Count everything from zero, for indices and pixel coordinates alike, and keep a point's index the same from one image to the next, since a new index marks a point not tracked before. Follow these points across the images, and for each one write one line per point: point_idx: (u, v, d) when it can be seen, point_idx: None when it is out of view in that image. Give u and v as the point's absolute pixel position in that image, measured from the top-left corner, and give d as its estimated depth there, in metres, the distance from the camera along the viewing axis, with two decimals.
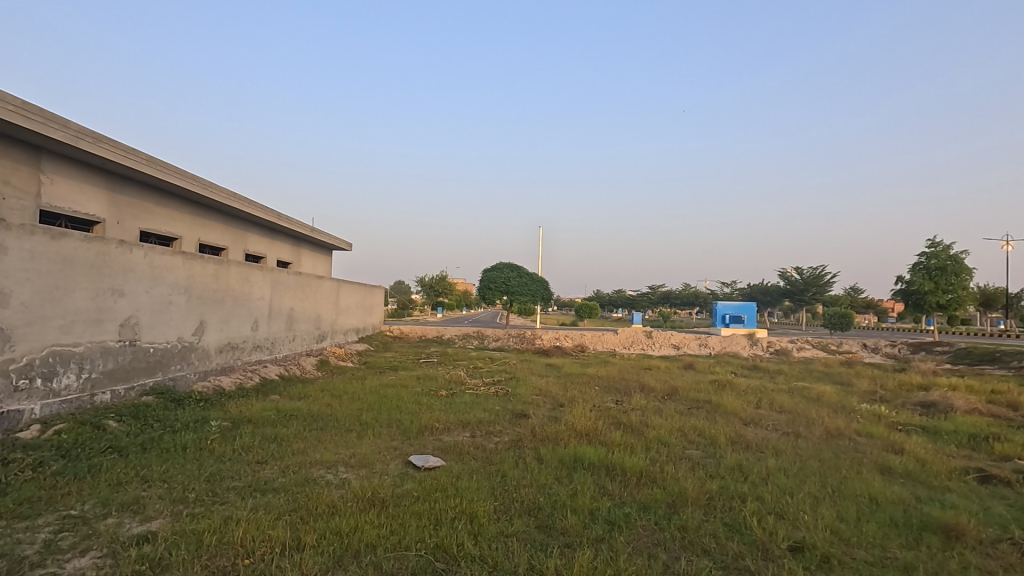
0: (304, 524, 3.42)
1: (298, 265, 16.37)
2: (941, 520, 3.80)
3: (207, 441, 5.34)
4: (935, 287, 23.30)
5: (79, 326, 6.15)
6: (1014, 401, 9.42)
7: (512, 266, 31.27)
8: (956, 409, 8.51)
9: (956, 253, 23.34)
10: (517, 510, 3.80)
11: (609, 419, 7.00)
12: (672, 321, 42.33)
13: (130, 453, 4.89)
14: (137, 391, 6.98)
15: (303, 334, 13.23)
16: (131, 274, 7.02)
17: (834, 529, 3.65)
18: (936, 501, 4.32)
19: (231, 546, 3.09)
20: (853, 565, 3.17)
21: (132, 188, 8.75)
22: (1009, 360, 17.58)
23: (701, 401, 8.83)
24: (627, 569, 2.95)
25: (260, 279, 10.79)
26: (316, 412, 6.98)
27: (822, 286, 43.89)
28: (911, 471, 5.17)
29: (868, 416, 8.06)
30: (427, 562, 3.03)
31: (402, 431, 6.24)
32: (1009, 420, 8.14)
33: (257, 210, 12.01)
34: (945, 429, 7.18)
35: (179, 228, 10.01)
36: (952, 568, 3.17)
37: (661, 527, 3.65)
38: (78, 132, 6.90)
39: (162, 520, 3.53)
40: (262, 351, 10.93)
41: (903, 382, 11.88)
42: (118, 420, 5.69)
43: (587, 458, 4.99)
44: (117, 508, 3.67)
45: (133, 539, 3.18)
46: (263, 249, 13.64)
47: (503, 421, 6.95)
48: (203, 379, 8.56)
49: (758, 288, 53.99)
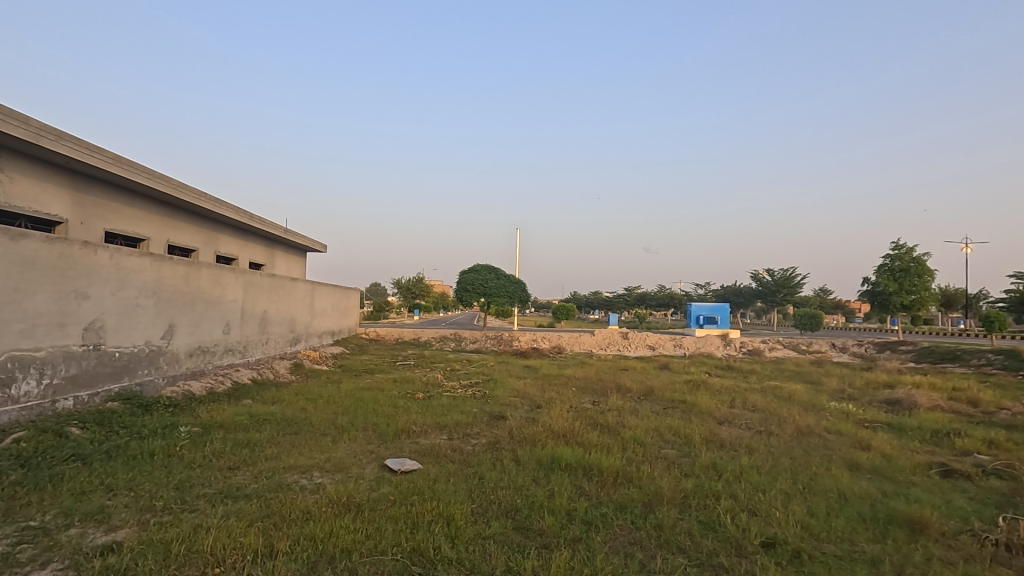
0: (278, 530, 3.36)
1: (271, 266, 16.06)
2: (906, 513, 3.92)
3: (177, 447, 5.20)
4: (899, 287, 24.05)
5: (41, 329, 5.92)
6: (974, 398, 9.75)
7: (490, 266, 31.06)
8: (919, 406, 8.78)
9: (918, 256, 24.26)
10: (495, 513, 3.79)
11: (587, 419, 7.05)
12: (647, 321, 42.79)
13: (95, 461, 4.73)
14: (102, 397, 6.76)
15: (276, 337, 13.00)
16: (95, 277, 6.79)
17: (804, 524, 3.74)
18: (902, 496, 4.45)
19: (201, 555, 3.01)
20: (823, 560, 3.24)
21: (97, 187, 8.49)
22: (969, 358, 18.21)
23: (676, 401, 8.96)
24: (604, 569, 2.96)
25: (231, 280, 10.55)
26: (289, 417, 6.84)
27: (792, 286, 44.90)
28: (877, 467, 5.32)
29: (836, 414, 8.26)
30: (405, 566, 3.01)
31: (378, 434, 6.18)
32: (969, 416, 8.41)
33: (228, 210, 11.75)
34: (909, 426, 7.41)
35: (147, 228, 9.76)
36: (916, 560, 3.26)
37: (638, 526, 3.68)
38: (40, 129, 6.67)
39: (129, 530, 3.42)
40: (234, 354, 10.69)
41: (870, 380, 12.21)
42: (82, 428, 5.51)
43: (564, 458, 5.02)
44: (80, 518, 3.55)
45: (97, 550, 3.07)
46: (234, 250, 13.35)
47: (481, 423, 6.95)
48: (173, 383, 8.33)
49: (733, 289, 55.22)
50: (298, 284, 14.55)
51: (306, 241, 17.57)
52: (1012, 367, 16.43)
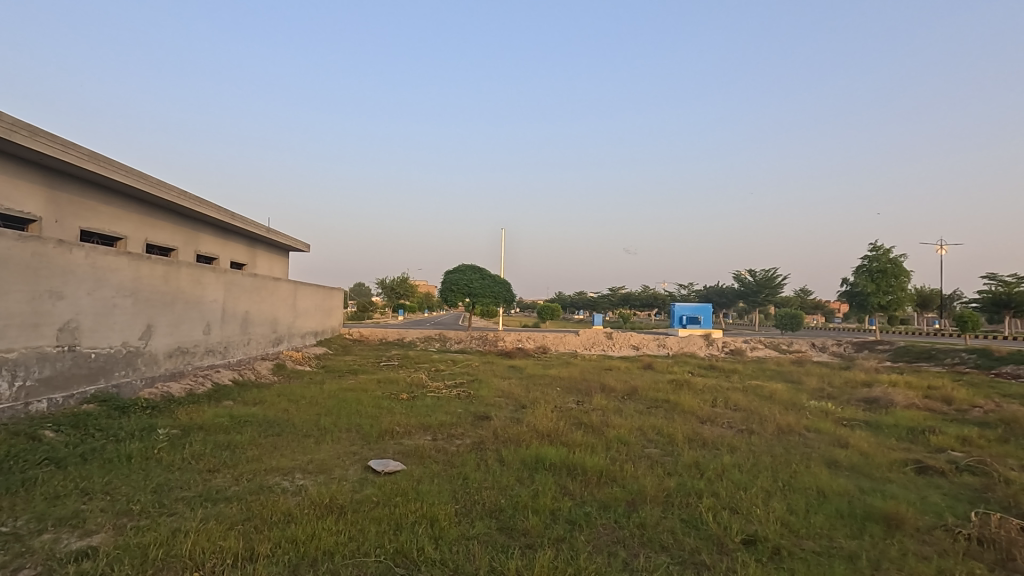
0: (259, 533, 3.32)
1: (252, 266, 15.84)
2: (882, 509, 4.00)
3: (155, 450, 5.10)
4: (877, 287, 24.52)
5: (13, 330, 5.78)
6: (948, 396, 9.99)
7: (476, 266, 31.03)
8: (896, 405, 8.96)
9: (895, 257, 24.76)
10: (479, 513, 3.79)
11: (571, 419, 7.07)
12: (631, 321, 42.97)
13: (69, 464, 4.62)
14: (77, 399, 6.61)
15: (258, 337, 12.83)
16: (71, 276, 6.65)
17: (784, 521, 3.79)
18: (878, 492, 4.55)
19: (179, 559, 2.96)
20: (802, 556, 3.29)
21: (72, 185, 8.31)
22: (943, 357, 18.65)
23: (660, 400, 9.03)
24: (587, 568, 2.97)
25: (212, 280, 10.39)
26: (271, 418, 6.76)
27: (773, 287, 45.59)
28: (855, 464, 5.42)
29: (815, 412, 8.40)
30: (387, 567, 2.99)
31: (362, 435, 6.14)
32: (944, 413, 8.62)
33: (209, 209, 11.57)
34: (886, 423, 7.56)
35: (124, 227, 9.57)
36: (892, 555, 3.33)
37: (621, 525, 3.71)
38: (13, 125, 6.51)
39: (105, 535, 3.35)
40: (215, 355, 10.52)
41: (848, 379, 12.44)
42: (56, 430, 5.39)
43: (548, 458, 5.03)
44: (54, 523, 3.47)
45: (71, 556, 3.01)
46: (214, 250, 13.15)
47: (466, 424, 6.94)
48: (151, 385, 8.18)
49: (715, 290, 55.86)
50: (280, 284, 14.38)
51: (288, 241, 17.37)
52: (984, 365, 16.86)
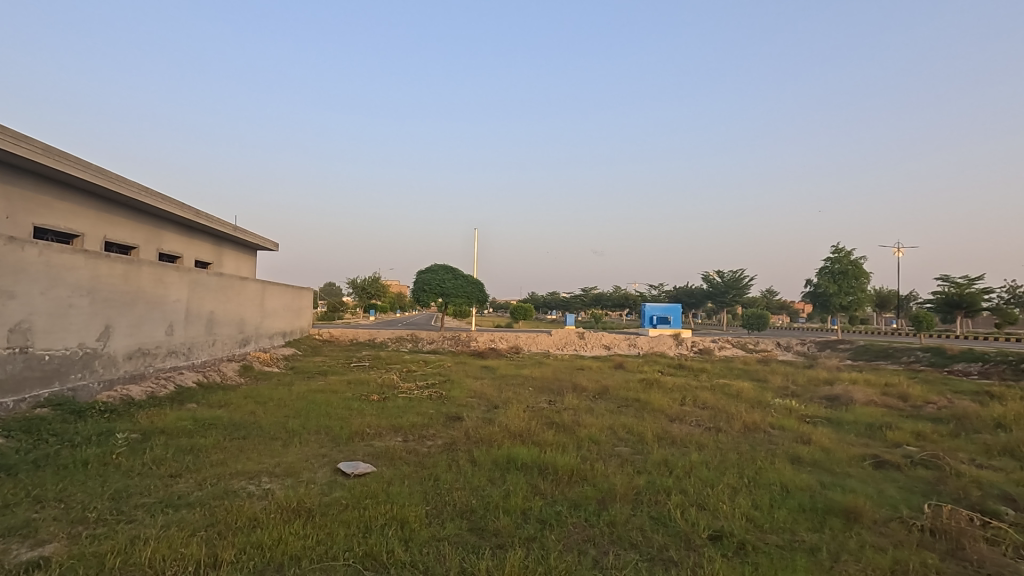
0: (223, 539, 3.24)
1: (218, 265, 15.42)
2: (842, 503, 4.14)
3: (113, 455, 4.92)
4: (839, 288, 25.34)
5: None
6: (905, 393, 10.39)
7: (448, 266, 30.88)
8: (856, 402, 9.26)
9: (855, 259, 25.66)
10: (450, 514, 3.78)
11: (543, 419, 7.09)
12: (603, 321, 43.33)
13: (20, 471, 4.42)
14: (30, 403, 6.32)
15: (224, 338, 12.49)
16: (23, 275, 6.37)
17: (749, 516, 3.88)
18: (838, 487, 4.70)
19: (138, 567, 2.87)
20: (765, 550, 3.37)
21: (24, 179, 7.95)
22: (900, 355, 19.40)
23: (630, 400, 9.14)
24: (558, 567, 2.98)
25: (175, 279, 10.08)
26: (238, 421, 6.59)
27: (741, 287, 46.67)
28: (817, 459, 5.59)
29: (780, 410, 8.62)
30: (356, 570, 2.95)
31: (331, 437, 6.04)
32: (900, 410, 8.95)
33: (172, 206, 11.21)
34: (846, 420, 7.82)
35: (81, 224, 9.20)
36: (850, 547, 3.45)
37: (591, 523, 3.74)
38: None
39: (58, 544, 3.21)
40: (178, 357, 10.20)
41: (811, 377, 12.81)
42: (6, 436, 5.14)
43: (520, 458, 5.04)
44: (2, 533, 3.31)
45: (22, 567, 2.88)
46: (178, 248, 12.75)
47: (438, 425, 6.89)
48: (109, 388, 7.88)
49: (685, 291, 56.85)
50: (247, 283, 14.03)
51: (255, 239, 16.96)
52: (938, 363, 17.60)
